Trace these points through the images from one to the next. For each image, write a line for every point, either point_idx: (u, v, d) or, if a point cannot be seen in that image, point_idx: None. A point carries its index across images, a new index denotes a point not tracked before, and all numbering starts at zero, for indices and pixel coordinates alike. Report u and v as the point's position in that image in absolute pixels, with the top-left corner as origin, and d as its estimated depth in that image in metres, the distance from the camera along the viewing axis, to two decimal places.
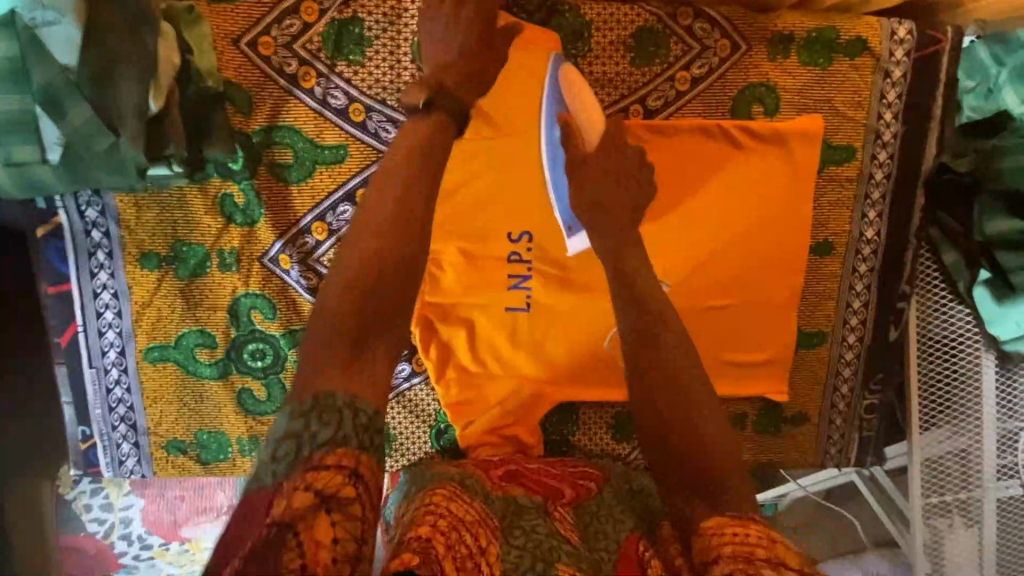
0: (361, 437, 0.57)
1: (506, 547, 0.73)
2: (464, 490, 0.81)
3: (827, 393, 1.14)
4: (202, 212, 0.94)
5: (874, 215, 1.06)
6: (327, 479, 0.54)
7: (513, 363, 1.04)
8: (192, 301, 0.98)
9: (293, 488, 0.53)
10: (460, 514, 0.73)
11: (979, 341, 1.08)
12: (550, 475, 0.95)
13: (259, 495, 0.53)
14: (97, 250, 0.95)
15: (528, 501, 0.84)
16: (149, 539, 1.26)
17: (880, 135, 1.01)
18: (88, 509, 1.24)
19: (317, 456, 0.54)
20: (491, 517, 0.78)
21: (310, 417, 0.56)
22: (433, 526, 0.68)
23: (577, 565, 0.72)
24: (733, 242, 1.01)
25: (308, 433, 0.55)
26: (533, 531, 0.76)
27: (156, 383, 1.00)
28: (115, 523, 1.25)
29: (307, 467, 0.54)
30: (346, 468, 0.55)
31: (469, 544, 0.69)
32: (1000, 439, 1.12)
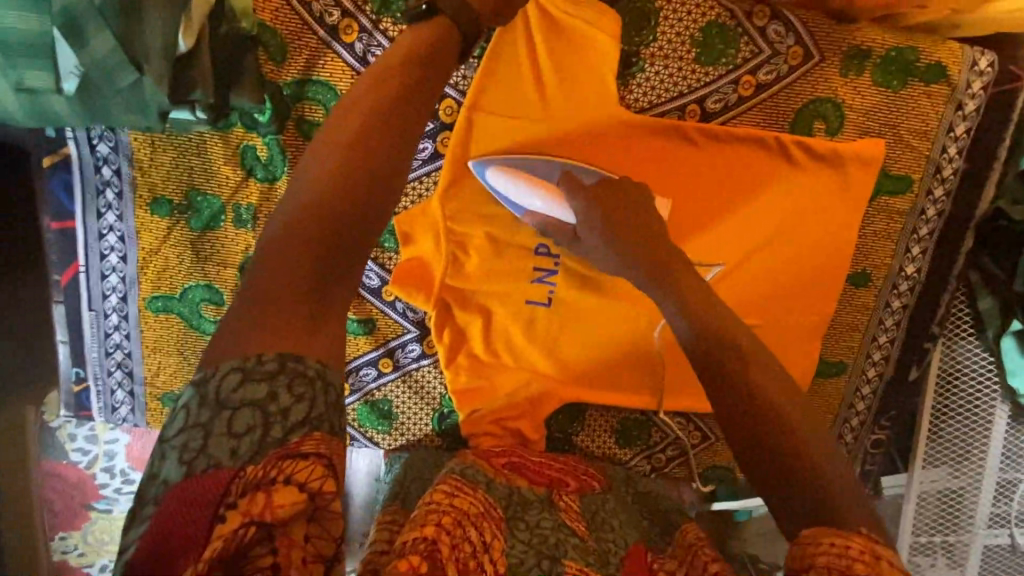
0: (332, 417, 0.54)
1: (511, 541, 0.73)
2: (468, 478, 0.80)
3: (838, 423, 1.12)
4: (220, 163, 0.89)
5: (918, 252, 1.02)
6: (304, 470, 0.51)
7: (526, 357, 1.02)
8: (201, 254, 0.93)
9: (265, 478, 0.49)
10: (465, 507, 0.72)
11: (995, 392, 1.08)
12: (550, 466, 0.95)
13: (214, 474, 0.49)
14: (106, 188, 0.89)
15: (531, 493, 0.83)
16: (134, 477, 1.25)
17: (940, 168, 0.96)
18: (71, 438, 1.23)
19: (291, 442, 0.51)
20: (496, 509, 0.76)
21: (278, 385, 0.52)
22: (438, 523, 0.65)
23: (584, 559, 0.73)
24: (768, 263, 0.98)
25: (278, 411, 0.51)
26: (538, 527, 0.76)
27: (158, 333, 0.97)
28: (98, 455, 1.24)
29: (280, 453, 0.50)
30: (323, 457, 0.52)
31: (473, 541, 0.67)
32: (997, 488, 1.12)
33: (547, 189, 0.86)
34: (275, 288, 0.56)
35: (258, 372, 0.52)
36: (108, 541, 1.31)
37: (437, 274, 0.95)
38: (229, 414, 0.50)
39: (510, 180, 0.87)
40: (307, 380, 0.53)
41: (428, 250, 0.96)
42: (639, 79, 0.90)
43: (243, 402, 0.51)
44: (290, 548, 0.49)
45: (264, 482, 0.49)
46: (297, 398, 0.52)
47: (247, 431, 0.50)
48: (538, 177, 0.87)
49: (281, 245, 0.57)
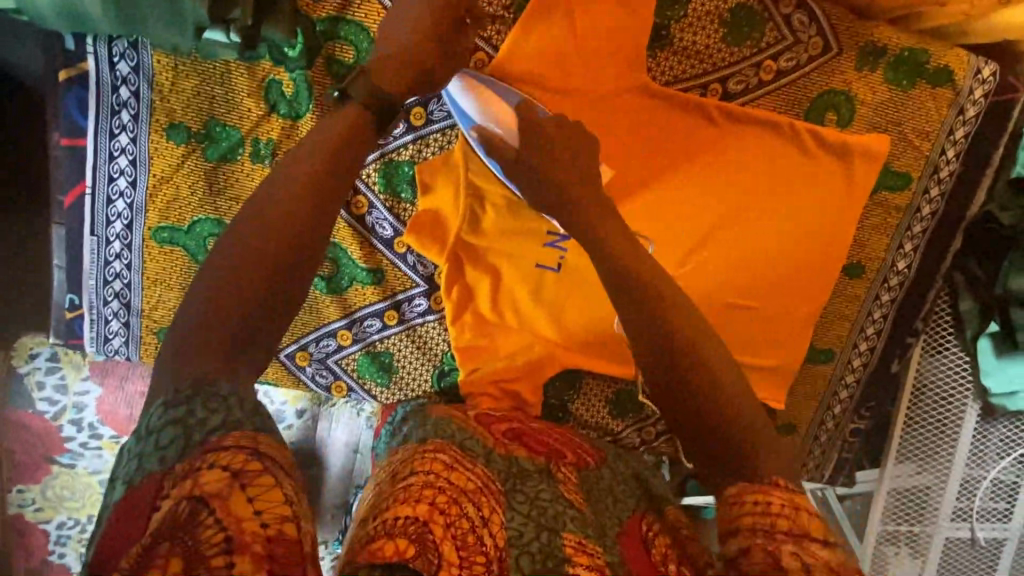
0: (253, 420, 0.56)
1: (509, 513, 0.74)
2: (466, 451, 0.82)
3: (820, 410, 1.17)
4: (244, 95, 0.88)
5: (909, 248, 1.07)
6: (228, 458, 0.53)
7: (531, 321, 1.03)
8: (214, 187, 0.92)
9: (191, 469, 0.52)
10: (461, 483, 0.74)
11: (968, 391, 1.15)
12: (551, 435, 0.96)
13: (146, 483, 0.53)
14: (122, 109, 0.87)
15: (531, 464, 0.85)
16: (101, 429, 1.28)
17: (937, 169, 1.01)
18: (39, 387, 1.24)
19: (211, 441, 0.53)
20: (494, 482, 0.78)
21: (194, 404, 0.55)
22: (432, 503, 0.68)
23: (582, 531, 0.74)
24: (771, 246, 1.01)
25: (196, 421, 0.54)
26: (537, 498, 0.77)
27: (161, 265, 0.95)
28: (66, 407, 1.26)
29: (203, 450, 0.53)
30: (246, 448, 0.54)
31: (471, 516, 0.70)
32: (962, 484, 1.18)
33: (499, 112, 0.86)
34: (220, 299, 0.61)
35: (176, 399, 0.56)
36: (66, 497, 1.32)
37: (451, 227, 0.97)
38: (154, 436, 0.55)
39: (475, 103, 0.87)
40: (220, 397, 0.56)
41: (445, 204, 0.97)
42: (667, 52, 0.93)
43: (167, 424, 0.55)
44: (240, 521, 0.50)
45: (190, 471, 0.52)
46: (211, 411, 0.55)
47: (170, 443, 0.54)
48: (501, 108, 0.86)
49: (238, 259, 0.62)
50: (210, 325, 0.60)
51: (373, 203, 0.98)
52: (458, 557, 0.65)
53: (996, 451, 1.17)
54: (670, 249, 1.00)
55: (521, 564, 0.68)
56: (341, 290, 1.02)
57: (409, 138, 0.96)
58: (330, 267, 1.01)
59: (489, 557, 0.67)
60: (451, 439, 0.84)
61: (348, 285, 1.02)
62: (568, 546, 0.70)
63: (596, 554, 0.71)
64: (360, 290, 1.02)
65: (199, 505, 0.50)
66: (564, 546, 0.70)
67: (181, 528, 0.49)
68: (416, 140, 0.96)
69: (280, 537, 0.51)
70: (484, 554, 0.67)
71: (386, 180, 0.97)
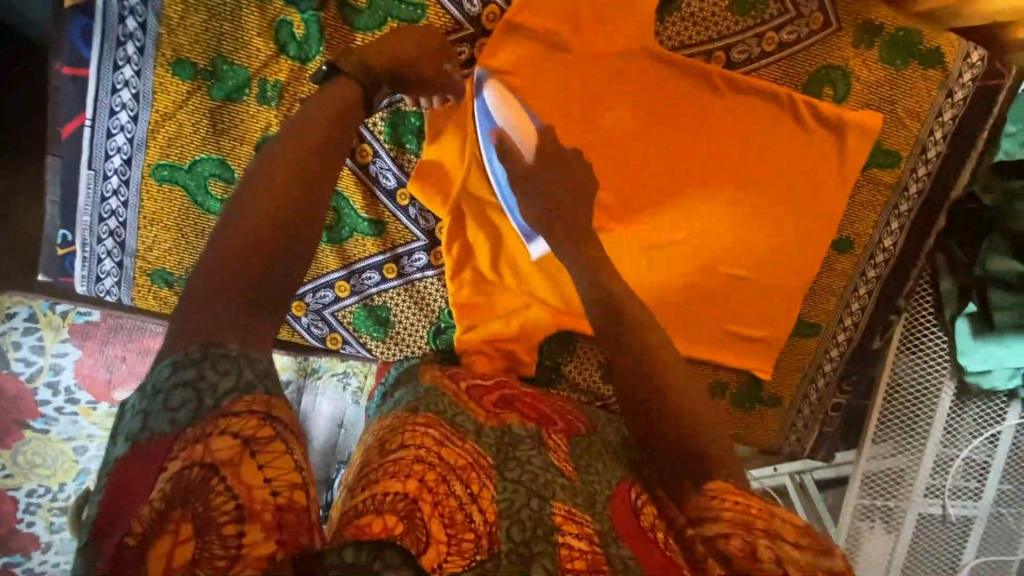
0: (264, 383, 0.57)
1: (500, 484, 0.66)
2: (456, 428, 0.74)
3: (804, 383, 1.20)
4: (254, 34, 0.88)
5: (896, 227, 1.11)
6: (240, 424, 0.53)
7: (528, 280, 1.04)
8: (218, 127, 0.91)
9: (203, 433, 0.52)
10: (452, 460, 0.66)
11: (945, 368, 1.19)
12: (545, 402, 0.89)
13: (158, 441, 0.53)
14: (127, 41, 0.86)
15: (523, 429, 0.77)
16: (77, 394, 1.39)
17: (925, 150, 1.06)
18: (15, 347, 1.33)
19: (224, 405, 0.54)
20: (485, 457, 0.70)
21: (202, 367, 0.55)
22: (421, 480, 0.60)
23: (572, 500, 0.66)
24: (763, 216, 1.05)
25: (207, 385, 0.54)
26: (529, 464, 0.69)
27: (158, 205, 0.94)
28: (44, 368, 1.36)
29: (216, 414, 0.53)
30: (258, 412, 0.55)
31: (459, 495, 0.62)
32: (936, 461, 1.22)
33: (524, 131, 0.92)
34: (226, 261, 0.61)
35: (183, 363, 0.56)
36: (38, 463, 1.41)
37: (456, 180, 0.99)
38: (163, 396, 0.54)
39: (500, 107, 0.92)
40: (230, 357, 0.57)
41: (448, 158, 0.98)
42: (675, 18, 0.95)
43: (174, 385, 0.54)
44: (251, 489, 0.51)
45: (201, 434, 0.52)
46: (222, 374, 0.55)
47: (182, 404, 0.54)
48: (523, 122, 0.92)
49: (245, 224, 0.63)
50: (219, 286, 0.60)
51: (377, 151, 0.99)
52: (445, 534, 0.58)
53: (969, 431, 1.20)
54: (665, 215, 1.04)
55: (512, 536, 0.60)
56: (340, 238, 1.03)
57: None
58: (332, 216, 1.02)
59: (478, 535, 0.59)
60: (443, 414, 0.76)
61: (348, 235, 1.03)
62: (558, 514, 0.63)
63: (586, 523, 0.63)
64: (360, 240, 1.03)
65: (209, 472, 0.51)
66: (554, 515, 0.63)
67: (196, 490, 0.50)
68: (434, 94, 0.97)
69: (290, 505, 0.52)
70: (474, 531, 0.59)
71: (392, 129, 0.98)
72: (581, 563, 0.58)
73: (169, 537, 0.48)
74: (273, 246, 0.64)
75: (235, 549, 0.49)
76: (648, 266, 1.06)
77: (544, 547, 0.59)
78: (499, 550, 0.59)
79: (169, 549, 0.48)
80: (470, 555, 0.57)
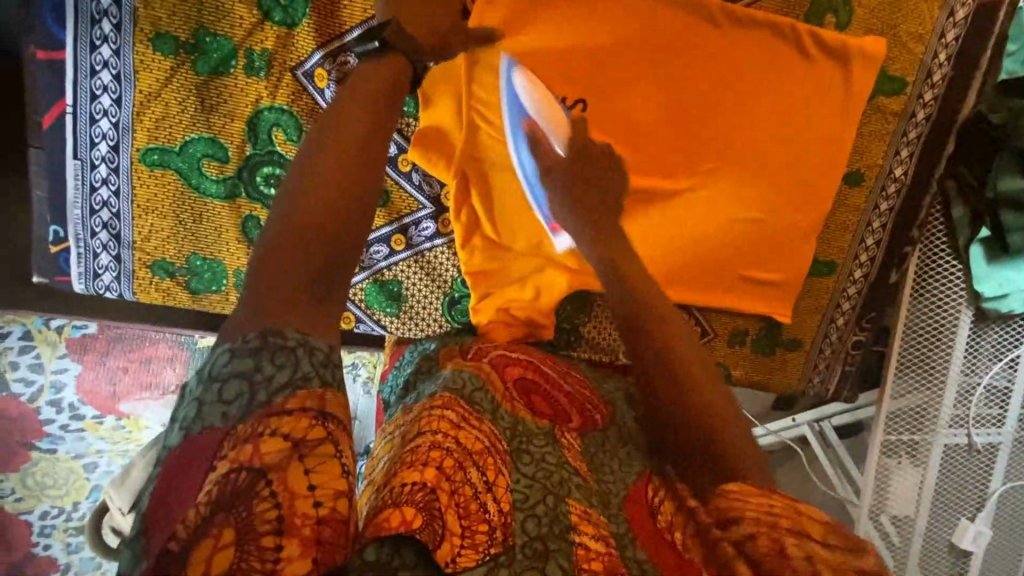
0: (321, 374, 0.55)
1: (515, 475, 0.63)
2: (473, 407, 0.70)
3: (824, 323, 1.20)
4: (235, 0, 0.83)
5: (905, 155, 1.10)
6: (290, 424, 0.50)
7: (541, 242, 1.01)
8: (206, 103, 0.87)
9: (253, 432, 0.49)
10: (468, 444, 0.62)
11: (962, 297, 1.15)
12: (559, 389, 0.86)
13: (208, 436, 0.50)
14: (102, 18, 0.82)
15: (538, 427, 0.73)
16: (81, 410, 1.36)
17: (931, 73, 1.05)
18: (13, 367, 1.29)
19: (276, 403, 0.51)
20: (499, 442, 0.67)
21: (262, 357, 0.53)
22: (439, 467, 0.56)
23: (587, 500, 0.63)
24: (771, 156, 1.03)
25: (263, 377, 0.52)
26: (543, 461, 0.66)
27: (151, 191, 0.90)
28: (44, 387, 1.32)
29: (267, 412, 0.51)
30: (310, 411, 0.52)
31: (475, 482, 0.58)
32: (958, 392, 1.21)
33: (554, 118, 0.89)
34: (274, 273, 0.57)
35: (243, 350, 0.53)
36: (49, 484, 1.37)
37: (458, 143, 0.96)
38: (219, 385, 0.52)
39: (529, 94, 0.88)
40: (288, 349, 0.54)
41: (449, 121, 0.95)
42: None
43: (231, 375, 0.52)
44: (294, 499, 0.47)
45: (252, 435, 0.49)
46: (279, 367, 0.52)
47: (236, 398, 0.51)
48: (552, 110, 0.89)
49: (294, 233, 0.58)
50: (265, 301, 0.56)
51: None
52: (460, 527, 0.53)
53: (989, 357, 1.19)
54: (674, 162, 1.01)
55: (528, 528, 0.56)
56: None
57: None
58: None
59: (493, 526, 0.55)
60: (460, 392, 0.72)
61: None
62: (574, 513, 0.60)
63: (601, 524, 0.60)
64: None
65: (256, 475, 0.47)
66: (570, 513, 0.59)
67: (241, 495, 0.47)
68: None
69: (332, 517, 0.48)
70: (488, 523, 0.55)
71: None
72: (598, 564, 0.55)
73: (211, 542, 0.44)
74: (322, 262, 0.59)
75: (270, 563, 0.45)
76: (662, 218, 1.04)
77: (560, 545, 0.56)
78: (514, 543, 0.55)
79: (211, 553, 0.44)
80: (483, 549, 0.53)
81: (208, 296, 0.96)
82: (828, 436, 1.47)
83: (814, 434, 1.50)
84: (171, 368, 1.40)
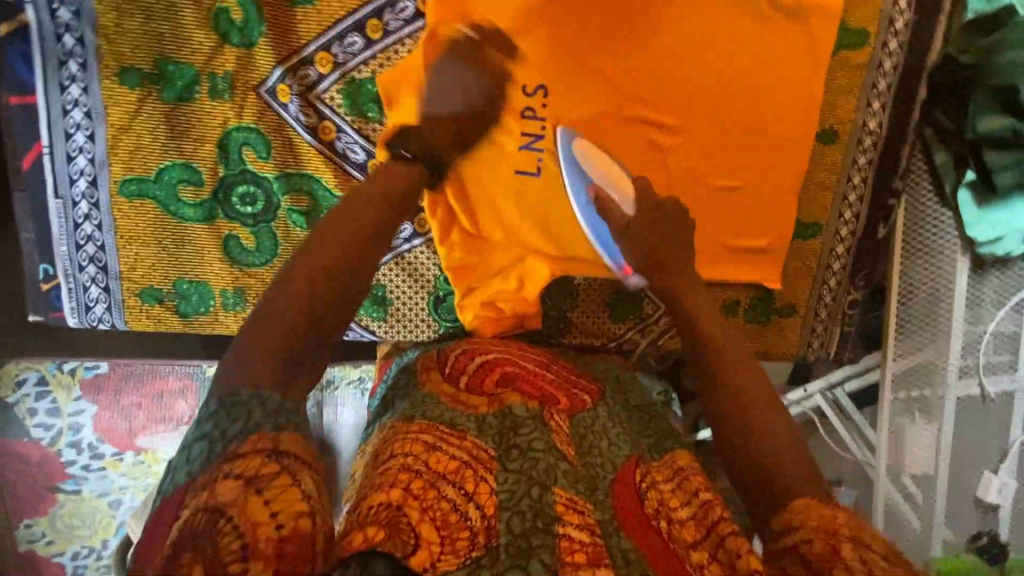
0: (274, 419, 0.56)
1: (502, 475, 0.63)
2: (456, 427, 0.69)
3: (816, 286, 1.19)
4: (192, 28, 0.86)
5: (878, 106, 1.10)
6: (245, 464, 0.52)
7: (518, 232, 1.02)
8: (176, 130, 0.90)
9: (211, 479, 0.51)
10: (440, 466, 0.62)
11: (956, 244, 1.14)
12: (543, 377, 0.85)
13: (177, 492, 0.53)
14: (70, 59, 0.85)
15: (524, 411, 0.72)
16: (100, 449, 1.38)
17: (893, 21, 1.05)
18: (32, 413, 1.34)
19: (231, 449, 0.53)
20: (486, 449, 0.66)
21: (219, 418, 0.55)
22: (405, 487, 0.58)
23: (573, 486, 0.63)
24: (741, 123, 1.02)
25: (219, 434, 0.54)
26: (529, 449, 0.65)
27: (132, 222, 0.92)
28: (63, 429, 1.36)
29: (223, 458, 0.52)
30: (262, 450, 0.53)
31: (452, 498, 0.59)
32: (964, 343, 1.18)
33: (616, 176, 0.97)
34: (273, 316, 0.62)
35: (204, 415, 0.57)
36: (76, 525, 1.41)
37: None
38: (188, 449, 0.55)
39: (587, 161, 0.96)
40: (242, 403, 0.56)
41: (415, 117, 0.92)
42: None
43: (196, 438, 0.55)
44: (256, 526, 0.49)
45: (207, 482, 0.51)
46: (234, 420, 0.54)
47: (198, 454, 0.54)
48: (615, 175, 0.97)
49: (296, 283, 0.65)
50: (261, 341, 0.60)
51: (340, 126, 0.93)
52: (438, 535, 0.55)
53: (992, 304, 1.17)
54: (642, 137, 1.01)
55: (512, 527, 0.58)
56: (270, 252, 0.96)
57: (368, 54, 0.91)
58: (308, 201, 0.95)
59: (474, 532, 0.57)
60: (439, 416, 0.71)
61: (272, 234, 0.96)
62: (559, 503, 0.60)
63: (587, 512, 0.61)
64: (284, 231, 0.95)
65: (215, 516, 0.49)
66: (555, 504, 0.60)
67: (203, 534, 0.48)
68: (384, 50, 0.91)
69: (293, 535, 0.50)
70: (470, 530, 0.57)
71: (350, 99, 0.92)
72: (581, 555, 0.56)
73: None
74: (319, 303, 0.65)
75: None
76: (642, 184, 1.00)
77: (544, 540, 0.56)
78: (497, 544, 0.56)
79: None
80: (465, 554, 0.55)
81: (200, 319, 0.98)
82: (844, 404, 1.43)
83: (828, 405, 1.45)
84: (183, 401, 1.38)
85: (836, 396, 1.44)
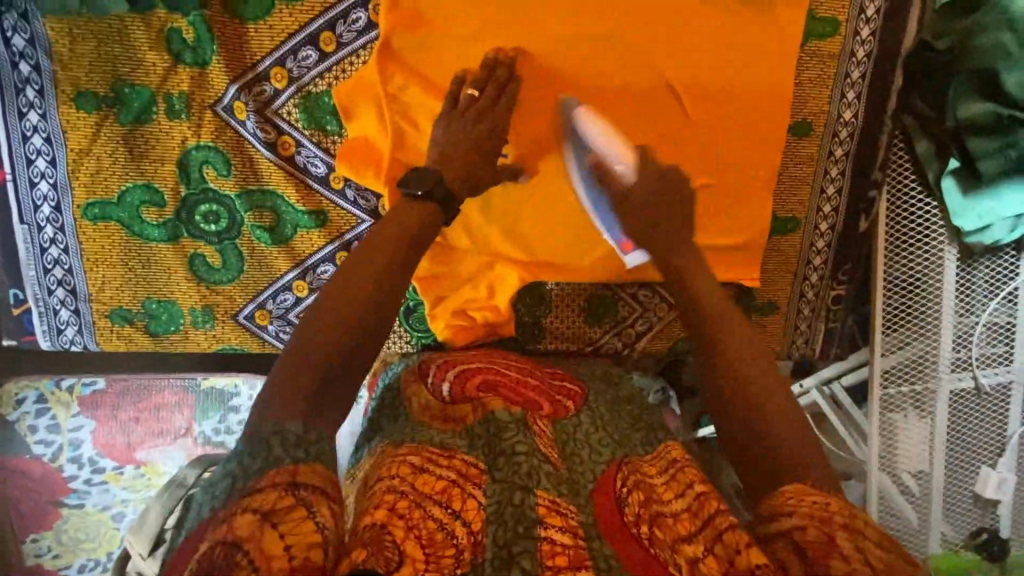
0: (293, 452, 0.56)
1: (491, 488, 0.63)
2: (444, 448, 0.68)
3: (797, 282, 1.17)
4: (145, 49, 0.86)
5: (852, 96, 1.08)
6: (262, 499, 0.53)
7: (487, 240, 1.01)
8: (135, 151, 0.90)
9: (230, 513, 0.52)
10: (428, 487, 0.62)
11: (942, 233, 1.10)
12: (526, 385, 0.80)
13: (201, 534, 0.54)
14: (26, 85, 0.86)
15: (507, 415, 0.70)
16: (101, 463, 1.38)
17: (864, 9, 1.03)
18: (32, 431, 1.35)
19: (251, 484, 0.54)
20: (476, 465, 0.66)
21: (243, 457, 0.57)
22: (391, 507, 0.58)
23: (557, 488, 0.62)
24: (710, 118, 1.00)
25: (242, 469, 0.55)
26: (513, 452, 0.64)
27: (97, 245, 0.93)
28: (62, 445, 1.37)
29: (244, 495, 0.53)
30: (281, 483, 0.54)
31: (439, 516, 0.58)
32: (956, 335, 1.14)
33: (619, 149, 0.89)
34: (298, 365, 0.63)
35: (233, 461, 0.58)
36: (82, 538, 1.43)
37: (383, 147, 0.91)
38: (215, 488, 0.56)
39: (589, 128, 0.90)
40: (263, 442, 0.57)
41: (373, 126, 0.91)
42: None
43: (224, 475, 0.56)
44: (270, 559, 0.49)
45: (229, 516, 0.52)
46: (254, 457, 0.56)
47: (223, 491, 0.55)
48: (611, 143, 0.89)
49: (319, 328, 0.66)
50: (283, 389, 0.61)
51: (300, 140, 0.93)
52: (423, 552, 0.55)
53: (983, 293, 1.12)
54: None
55: (498, 538, 0.57)
56: (237, 269, 0.97)
57: (323, 66, 0.91)
58: (271, 216, 0.95)
59: (460, 547, 0.56)
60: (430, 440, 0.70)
61: (237, 251, 0.96)
62: (541, 505, 0.59)
63: (569, 514, 0.60)
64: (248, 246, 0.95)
65: (233, 551, 0.49)
66: (537, 505, 0.59)
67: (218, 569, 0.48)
68: (339, 62, 0.90)
69: (305, 564, 0.50)
70: (455, 546, 0.56)
71: (308, 113, 0.92)
72: (562, 558, 0.55)
73: None
74: (342, 350, 0.65)
75: None
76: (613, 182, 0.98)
77: (525, 545, 0.55)
78: (484, 559, 0.55)
79: None
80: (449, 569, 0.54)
81: (170, 337, 0.99)
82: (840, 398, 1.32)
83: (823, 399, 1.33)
84: (180, 413, 1.38)
85: (831, 389, 1.32)
